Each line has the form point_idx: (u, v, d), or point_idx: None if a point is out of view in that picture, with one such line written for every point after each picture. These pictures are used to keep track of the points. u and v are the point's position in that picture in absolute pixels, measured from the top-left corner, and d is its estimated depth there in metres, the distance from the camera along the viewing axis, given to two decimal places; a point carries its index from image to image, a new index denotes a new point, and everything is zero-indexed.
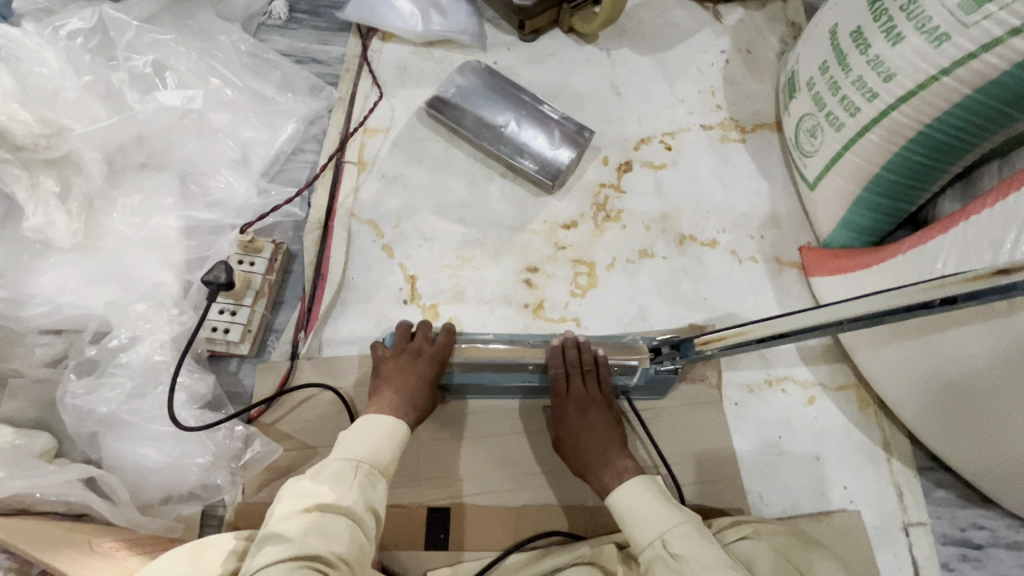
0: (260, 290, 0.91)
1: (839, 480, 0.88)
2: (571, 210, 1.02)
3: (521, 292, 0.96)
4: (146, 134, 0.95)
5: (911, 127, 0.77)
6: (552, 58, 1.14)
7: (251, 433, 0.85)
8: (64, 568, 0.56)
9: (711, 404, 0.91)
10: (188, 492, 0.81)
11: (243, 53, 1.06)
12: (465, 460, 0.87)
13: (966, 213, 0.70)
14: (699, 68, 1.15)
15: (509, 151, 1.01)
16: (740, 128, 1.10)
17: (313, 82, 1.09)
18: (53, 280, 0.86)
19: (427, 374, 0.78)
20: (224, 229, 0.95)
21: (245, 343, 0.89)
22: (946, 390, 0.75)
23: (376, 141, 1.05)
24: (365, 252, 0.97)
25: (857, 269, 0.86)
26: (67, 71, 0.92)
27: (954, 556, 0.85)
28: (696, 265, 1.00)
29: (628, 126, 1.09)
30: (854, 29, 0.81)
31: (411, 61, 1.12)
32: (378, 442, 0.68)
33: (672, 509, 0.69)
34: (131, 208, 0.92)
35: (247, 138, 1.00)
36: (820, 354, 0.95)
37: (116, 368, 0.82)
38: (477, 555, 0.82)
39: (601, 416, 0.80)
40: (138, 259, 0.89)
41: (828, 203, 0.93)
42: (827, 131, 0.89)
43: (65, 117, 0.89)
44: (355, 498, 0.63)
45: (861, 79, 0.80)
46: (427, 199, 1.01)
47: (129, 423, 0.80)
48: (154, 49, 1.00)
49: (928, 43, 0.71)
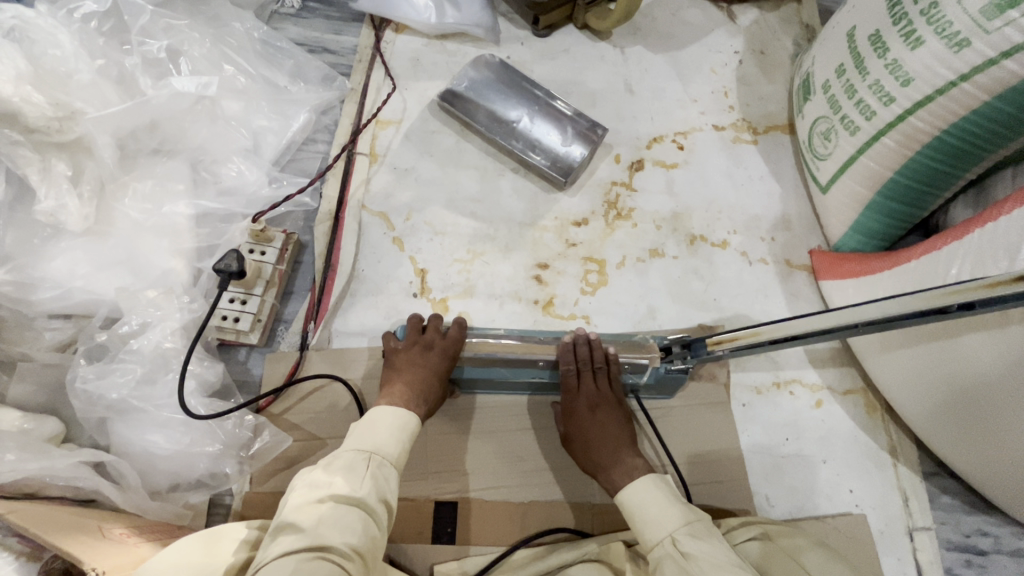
0: (270, 280, 0.91)
1: (844, 484, 0.88)
2: (582, 208, 1.02)
3: (531, 289, 0.96)
4: (158, 120, 0.94)
5: (927, 132, 0.77)
6: (565, 54, 1.14)
7: (260, 423, 0.85)
8: (79, 555, 0.55)
9: (720, 404, 0.91)
10: (196, 481, 0.81)
11: (256, 41, 1.05)
12: (473, 455, 0.87)
13: (982, 220, 0.70)
14: (712, 68, 1.14)
15: (522, 145, 1.01)
16: (752, 129, 1.10)
17: (326, 72, 1.08)
18: (64, 264, 0.85)
19: (439, 367, 0.78)
20: (235, 217, 0.95)
21: (254, 332, 0.88)
22: (955, 396, 0.76)
23: (388, 133, 1.04)
24: (376, 245, 0.97)
25: (868, 272, 0.86)
26: (81, 54, 0.91)
27: (958, 561, 0.85)
28: (707, 265, 1.00)
29: (641, 125, 1.09)
30: (873, 32, 0.81)
31: (424, 53, 1.12)
32: (389, 435, 0.68)
33: (682, 508, 0.69)
34: (142, 194, 0.92)
35: (259, 127, 1.00)
36: (827, 358, 0.96)
37: (126, 354, 0.82)
38: (483, 549, 0.82)
39: (611, 414, 0.79)
40: (149, 246, 0.89)
41: (841, 207, 0.93)
42: (842, 135, 0.89)
43: (78, 100, 0.89)
44: (368, 490, 0.63)
45: (877, 83, 0.80)
46: (439, 192, 1.01)
47: (139, 409, 0.80)
48: (168, 34, 0.99)
49: (948, 48, 0.70)
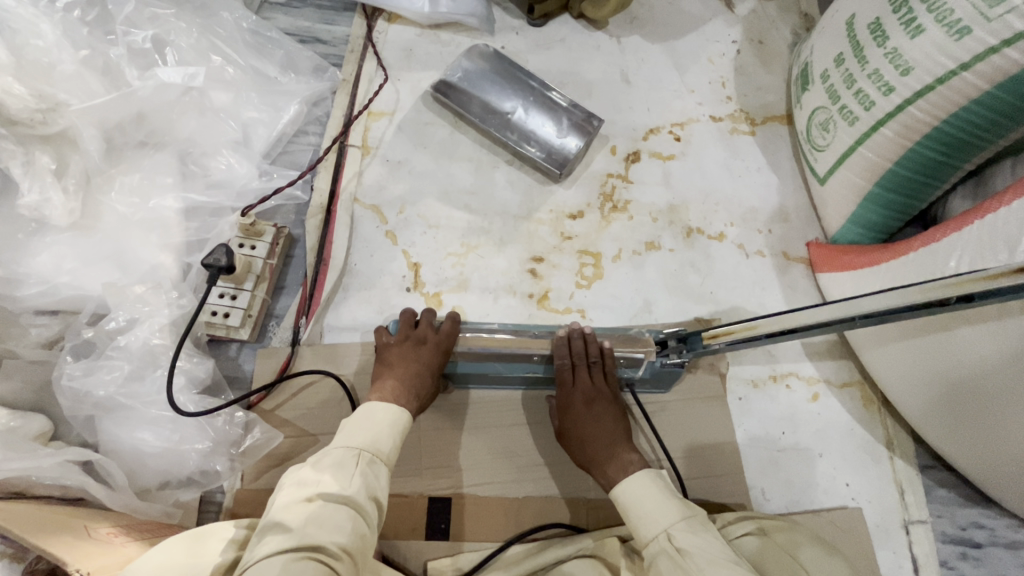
0: (260, 275, 0.89)
1: (841, 477, 0.88)
2: (578, 200, 1.00)
3: (526, 282, 0.95)
4: (145, 111, 0.93)
5: (927, 122, 0.75)
6: (561, 45, 1.12)
7: (250, 419, 0.84)
8: (63, 555, 0.54)
9: (717, 398, 0.91)
10: (187, 478, 0.80)
11: (245, 31, 1.03)
12: (467, 450, 0.86)
13: (982, 211, 0.69)
14: (710, 57, 1.13)
15: (516, 138, 0.99)
16: (751, 120, 1.08)
17: (316, 62, 1.06)
18: (50, 259, 0.84)
19: (432, 363, 0.76)
20: (224, 211, 0.93)
21: (245, 328, 0.87)
22: (954, 390, 0.74)
23: (380, 125, 1.03)
24: (369, 239, 0.96)
25: (867, 264, 0.85)
26: (64, 44, 0.90)
27: (953, 554, 0.85)
28: (703, 258, 0.99)
29: (638, 115, 1.07)
30: (873, 21, 0.79)
31: (417, 44, 1.10)
32: (379, 432, 0.67)
33: (677, 504, 0.69)
34: (130, 187, 0.90)
35: (248, 119, 0.98)
36: (824, 351, 0.95)
37: (114, 351, 0.81)
38: (477, 546, 0.81)
39: (607, 409, 0.78)
40: (137, 241, 0.88)
41: (839, 199, 0.92)
42: (841, 125, 0.87)
43: (61, 92, 0.87)
44: (357, 487, 0.62)
45: (877, 72, 0.79)
46: (432, 184, 1.00)
47: (128, 407, 0.79)
48: (155, 24, 0.97)
49: (949, 36, 0.69)
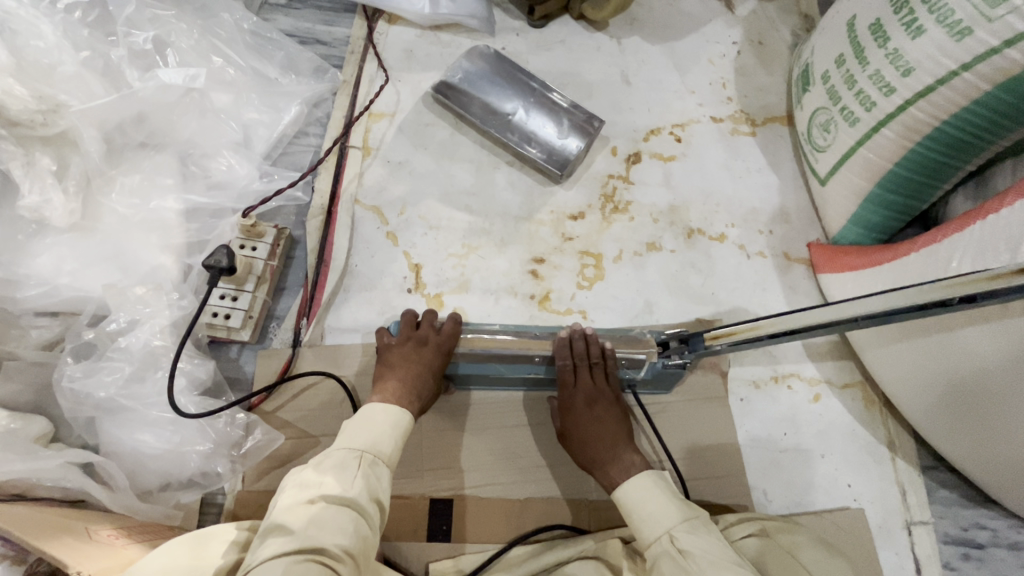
0: (261, 276, 0.89)
1: (843, 478, 0.88)
2: (578, 201, 1.00)
3: (527, 283, 0.95)
4: (145, 111, 0.92)
5: (928, 123, 0.75)
6: (561, 46, 1.12)
7: (252, 421, 0.84)
8: (62, 557, 0.54)
9: (718, 399, 0.91)
10: (187, 480, 0.80)
11: (246, 32, 1.03)
12: (469, 451, 0.86)
13: (984, 212, 0.69)
14: (710, 58, 1.13)
15: (517, 138, 0.99)
16: (751, 121, 1.08)
17: (317, 63, 1.06)
18: (50, 261, 0.84)
19: (434, 364, 0.76)
20: (225, 213, 0.93)
21: (246, 329, 0.87)
22: (956, 391, 0.74)
23: (381, 126, 1.03)
24: (370, 240, 0.96)
25: (868, 264, 0.85)
26: (64, 45, 0.89)
27: (956, 555, 0.85)
28: (704, 258, 0.99)
29: (638, 116, 1.07)
30: (873, 21, 0.80)
31: (418, 45, 1.10)
32: (380, 433, 0.67)
33: (679, 506, 0.69)
34: (130, 188, 0.90)
35: (248, 120, 0.98)
36: (826, 352, 0.95)
37: (115, 352, 0.81)
38: (479, 547, 0.81)
39: (608, 410, 0.78)
40: (138, 242, 0.87)
41: (840, 199, 0.92)
42: (842, 126, 0.87)
43: (62, 93, 0.87)
44: (359, 490, 0.61)
45: (878, 72, 0.79)
46: (433, 185, 1.00)
47: (128, 408, 0.79)
48: (155, 25, 0.97)
49: (950, 37, 0.69)
